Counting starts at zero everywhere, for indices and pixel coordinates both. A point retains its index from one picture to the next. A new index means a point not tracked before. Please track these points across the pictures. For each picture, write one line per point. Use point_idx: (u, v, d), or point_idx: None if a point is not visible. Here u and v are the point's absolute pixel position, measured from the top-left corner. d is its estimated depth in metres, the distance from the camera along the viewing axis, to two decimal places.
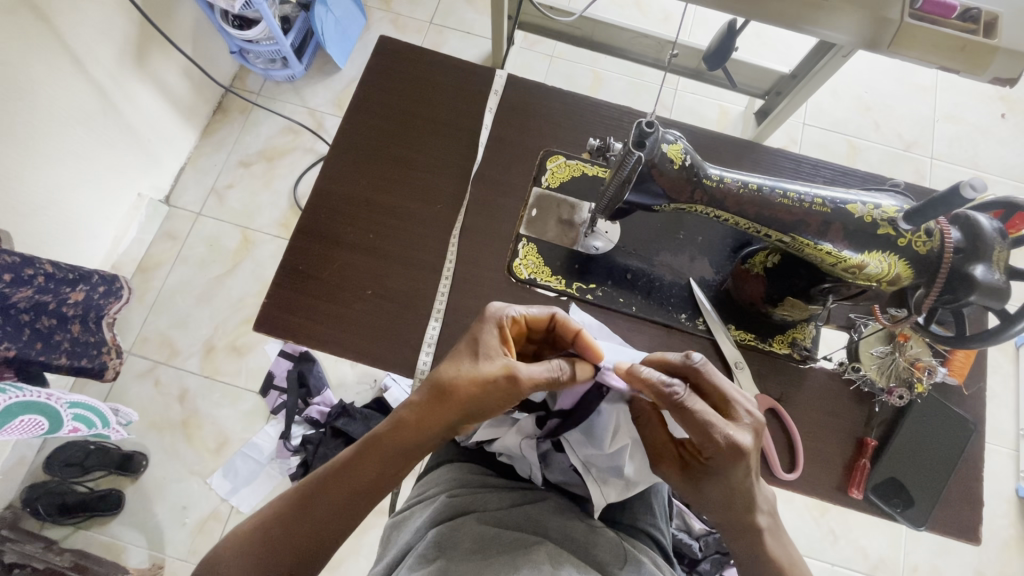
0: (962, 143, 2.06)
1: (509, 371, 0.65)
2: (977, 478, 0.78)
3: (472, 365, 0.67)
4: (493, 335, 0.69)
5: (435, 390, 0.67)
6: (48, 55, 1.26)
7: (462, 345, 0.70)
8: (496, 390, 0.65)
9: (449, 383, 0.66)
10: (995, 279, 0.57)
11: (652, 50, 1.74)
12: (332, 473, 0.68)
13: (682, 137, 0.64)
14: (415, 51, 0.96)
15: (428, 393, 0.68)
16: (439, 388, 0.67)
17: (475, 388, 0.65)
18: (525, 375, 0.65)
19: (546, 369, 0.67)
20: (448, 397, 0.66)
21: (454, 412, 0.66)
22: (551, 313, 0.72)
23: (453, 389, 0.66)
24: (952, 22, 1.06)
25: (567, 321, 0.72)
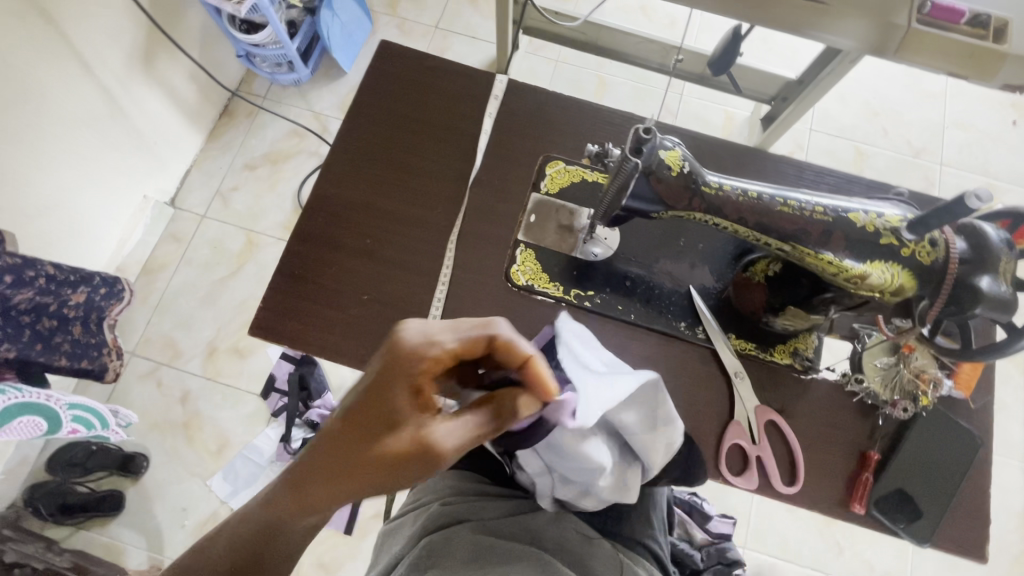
0: (973, 150, 2.03)
1: (422, 442, 0.52)
2: (985, 494, 0.76)
3: (382, 438, 0.53)
4: (410, 394, 0.54)
5: (343, 456, 0.54)
6: (55, 59, 1.27)
7: (373, 399, 0.54)
8: (411, 457, 0.53)
9: (365, 454, 0.53)
10: (1002, 291, 0.56)
11: (657, 56, 1.73)
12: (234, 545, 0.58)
13: (681, 145, 0.64)
14: (416, 55, 0.96)
15: (335, 453, 0.54)
16: (353, 455, 0.54)
17: (386, 467, 0.53)
18: (445, 449, 0.52)
19: (466, 428, 0.54)
20: (355, 472, 0.53)
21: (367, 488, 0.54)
22: (489, 334, 0.57)
23: (360, 464, 0.53)
24: (961, 28, 1.04)
25: (512, 346, 0.57)
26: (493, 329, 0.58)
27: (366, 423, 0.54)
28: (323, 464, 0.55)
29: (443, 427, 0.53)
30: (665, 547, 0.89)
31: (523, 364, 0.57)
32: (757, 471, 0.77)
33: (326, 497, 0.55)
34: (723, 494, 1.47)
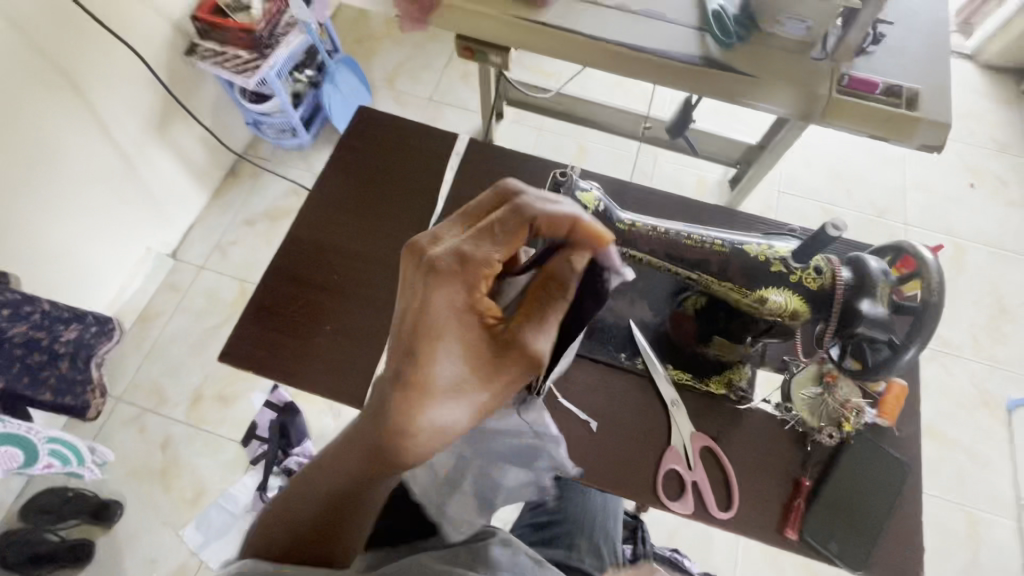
0: (934, 211, 2.15)
1: (515, 348, 0.55)
2: (917, 524, 0.79)
3: (464, 355, 0.55)
4: (476, 305, 0.55)
5: (421, 393, 0.55)
6: (78, 123, 1.42)
7: (434, 321, 0.55)
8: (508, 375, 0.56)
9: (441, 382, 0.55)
10: (880, 313, 0.63)
11: (628, 124, 1.89)
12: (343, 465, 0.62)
13: (596, 186, 0.72)
14: (392, 119, 1.09)
15: (410, 393, 0.55)
16: (430, 386, 0.55)
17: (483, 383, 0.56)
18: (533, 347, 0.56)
19: (546, 324, 0.57)
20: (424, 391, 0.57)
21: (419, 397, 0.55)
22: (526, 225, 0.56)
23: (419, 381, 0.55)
24: (877, 97, 1.18)
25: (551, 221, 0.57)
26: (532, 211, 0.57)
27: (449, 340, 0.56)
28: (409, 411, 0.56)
29: (523, 325, 0.56)
30: None
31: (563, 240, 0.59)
32: (694, 495, 0.81)
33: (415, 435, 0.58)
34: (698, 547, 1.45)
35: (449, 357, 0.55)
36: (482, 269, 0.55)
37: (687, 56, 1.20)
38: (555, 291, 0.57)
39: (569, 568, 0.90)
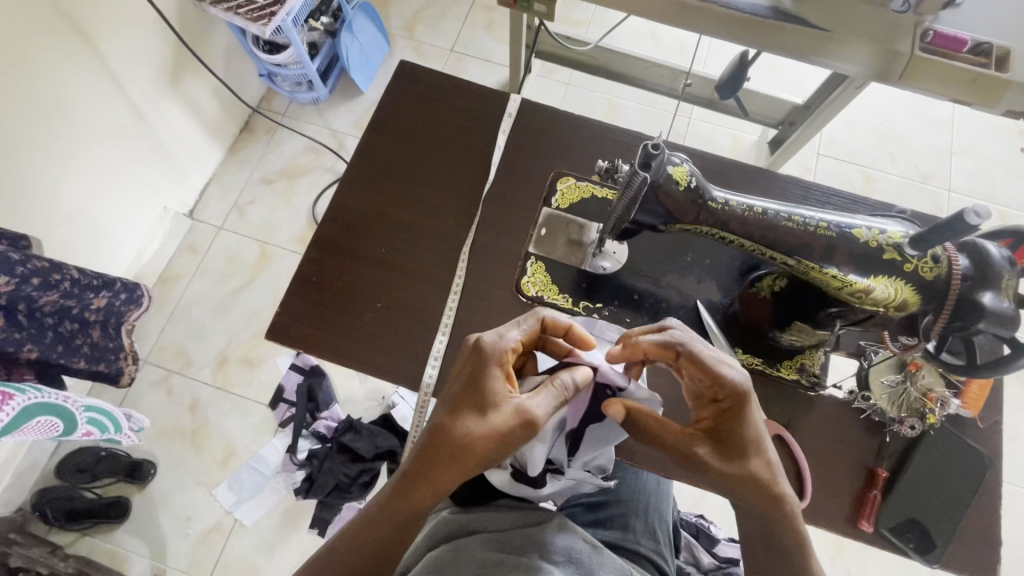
0: (981, 176, 2.00)
1: (523, 414, 0.61)
2: (994, 513, 0.76)
3: (481, 417, 0.61)
4: (496, 377, 0.64)
5: (441, 449, 0.61)
6: (88, 73, 1.33)
7: (461, 386, 0.64)
8: (514, 439, 0.61)
9: (459, 441, 0.61)
10: (1004, 307, 0.59)
11: (667, 80, 1.76)
12: (359, 526, 0.64)
13: (688, 161, 0.69)
14: (433, 76, 1.00)
15: (431, 449, 0.62)
16: (449, 444, 0.61)
17: (491, 443, 0.61)
18: (539, 416, 0.62)
19: (554, 395, 0.64)
20: (457, 457, 0.61)
21: (452, 455, 0.61)
22: (541, 321, 0.69)
23: (450, 435, 0.61)
24: (963, 56, 1.03)
25: (558, 321, 0.71)
26: (543, 314, 0.71)
27: (468, 406, 0.62)
28: (428, 466, 0.62)
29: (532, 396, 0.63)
30: (672, 567, 0.90)
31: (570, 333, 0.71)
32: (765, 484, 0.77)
33: (430, 489, 0.62)
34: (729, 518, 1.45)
35: (473, 418, 0.62)
36: (502, 346, 0.65)
37: (753, 6, 1.06)
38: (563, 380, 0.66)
39: (624, 550, 0.88)
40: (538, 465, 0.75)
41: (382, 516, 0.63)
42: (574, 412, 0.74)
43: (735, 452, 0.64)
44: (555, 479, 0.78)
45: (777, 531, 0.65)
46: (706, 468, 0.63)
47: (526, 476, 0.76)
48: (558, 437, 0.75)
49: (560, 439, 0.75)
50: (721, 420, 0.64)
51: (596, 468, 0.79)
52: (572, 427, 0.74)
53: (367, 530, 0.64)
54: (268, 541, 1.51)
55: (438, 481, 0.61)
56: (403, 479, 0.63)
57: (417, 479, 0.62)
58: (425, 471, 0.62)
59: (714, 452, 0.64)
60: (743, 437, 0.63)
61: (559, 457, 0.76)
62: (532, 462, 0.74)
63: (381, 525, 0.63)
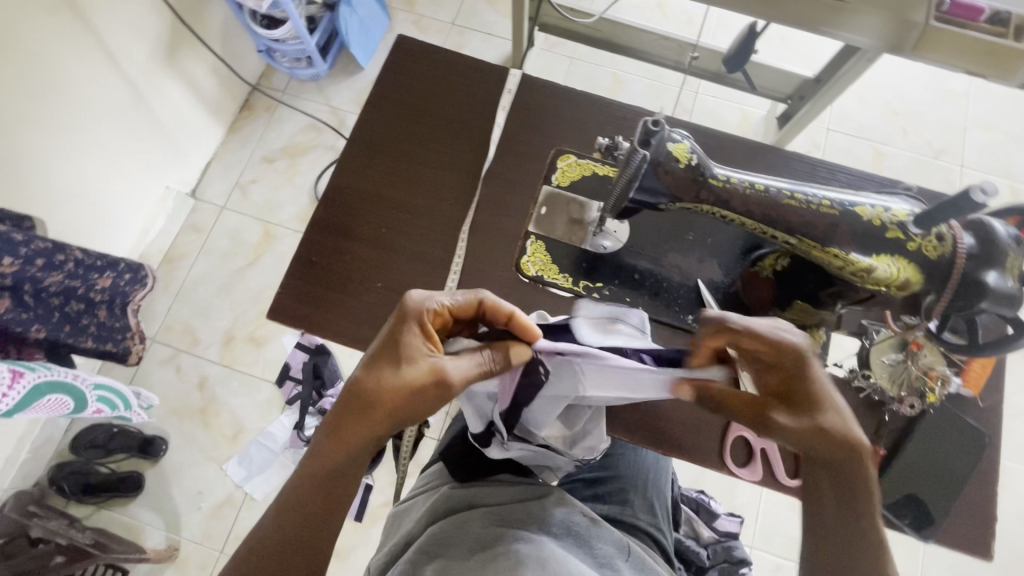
0: (994, 151, 1.95)
1: (435, 372, 0.62)
2: (991, 490, 0.77)
3: (396, 372, 0.63)
4: (415, 335, 0.64)
5: (353, 403, 0.63)
6: (85, 51, 1.31)
7: (381, 343, 0.65)
8: (429, 396, 0.62)
9: (373, 392, 0.63)
10: (1007, 286, 0.60)
11: (673, 53, 1.72)
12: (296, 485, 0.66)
13: (688, 137, 0.68)
14: (432, 51, 0.98)
15: (348, 401, 0.64)
16: (362, 397, 0.63)
17: (400, 397, 0.62)
18: (453, 378, 0.62)
19: (475, 363, 0.63)
20: (371, 411, 0.63)
21: (366, 411, 0.63)
22: (476, 299, 0.66)
23: (365, 391, 0.63)
24: (980, 26, 0.97)
25: (497, 303, 0.65)
26: (482, 293, 0.67)
27: (382, 361, 0.64)
28: (344, 418, 0.64)
29: (450, 359, 0.63)
30: (671, 540, 0.92)
31: (510, 317, 0.65)
32: (762, 464, 0.81)
33: (343, 442, 0.64)
34: (731, 493, 1.47)
35: (383, 375, 0.63)
36: (425, 304, 0.65)
37: None
38: (485, 348, 0.64)
39: (623, 524, 0.89)
40: (476, 425, 0.76)
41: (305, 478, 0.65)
42: (505, 389, 0.69)
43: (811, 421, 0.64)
44: (499, 447, 0.77)
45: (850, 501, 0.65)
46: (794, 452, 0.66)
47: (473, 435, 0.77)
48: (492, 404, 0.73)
49: (495, 408, 0.73)
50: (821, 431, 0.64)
51: (585, 449, 0.80)
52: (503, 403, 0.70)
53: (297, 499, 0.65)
54: None
55: (353, 434, 0.64)
56: (323, 431, 0.66)
57: (335, 429, 0.65)
58: (340, 423, 0.64)
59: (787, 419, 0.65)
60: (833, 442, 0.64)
61: (498, 425, 0.74)
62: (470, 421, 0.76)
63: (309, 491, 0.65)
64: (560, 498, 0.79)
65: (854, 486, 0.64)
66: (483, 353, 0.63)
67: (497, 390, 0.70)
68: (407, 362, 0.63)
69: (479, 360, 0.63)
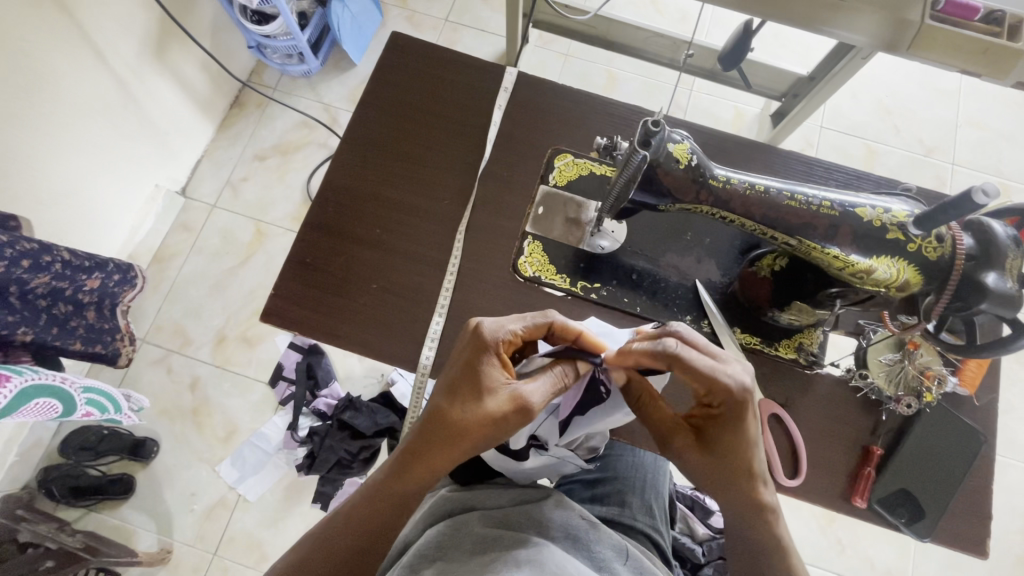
0: (985, 149, 1.97)
1: (517, 399, 0.62)
2: (985, 488, 0.78)
3: (477, 402, 0.63)
4: (492, 364, 0.65)
5: (435, 432, 0.63)
6: (71, 47, 1.29)
7: (457, 372, 0.65)
8: (510, 425, 0.62)
9: (454, 424, 0.62)
10: (1007, 287, 0.59)
11: (668, 50, 1.71)
12: (351, 515, 0.66)
13: (689, 137, 0.68)
14: (427, 48, 0.97)
15: (427, 432, 0.64)
16: (444, 426, 0.63)
17: (484, 426, 0.62)
18: (536, 404, 0.62)
19: (551, 387, 0.64)
20: (452, 439, 0.63)
21: (449, 441, 0.63)
22: (547, 320, 0.69)
23: (447, 422, 0.63)
24: (974, 25, 0.97)
25: (566, 324, 0.69)
26: (551, 317, 0.69)
27: (461, 392, 0.64)
28: (424, 445, 0.64)
29: (529, 383, 0.64)
30: (668, 540, 0.92)
31: (579, 336, 0.69)
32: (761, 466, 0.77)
33: (426, 469, 0.64)
34: None
35: (463, 405, 0.63)
36: (500, 333, 0.66)
37: None
38: (560, 371, 0.65)
39: (620, 525, 0.89)
40: (522, 441, 0.74)
41: (374, 499, 0.66)
42: (567, 403, 0.72)
43: (718, 455, 0.65)
44: (539, 455, 0.78)
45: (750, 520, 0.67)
46: (680, 453, 0.67)
47: (510, 450, 0.75)
48: (547, 418, 0.75)
49: (549, 419, 0.75)
50: (713, 422, 0.65)
51: (586, 449, 0.82)
52: (564, 415, 0.73)
53: (360, 517, 0.66)
54: (271, 515, 1.52)
55: (433, 465, 0.64)
56: (398, 463, 0.66)
57: (411, 461, 0.64)
58: (419, 452, 0.64)
59: (695, 446, 0.66)
60: (727, 442, 0.64)
61: (546, 435, 0.76)
62: (516, 436, 0.74)
63: (376, 507, 0.66)
64: (558, 501, 0.79)
65: (734, 484, 0.66)
66: (557, 374, 0.65)
67: (559, 402, 0.73)
68: (488, 391, 0.63)
69: (557, 382, 0.65)
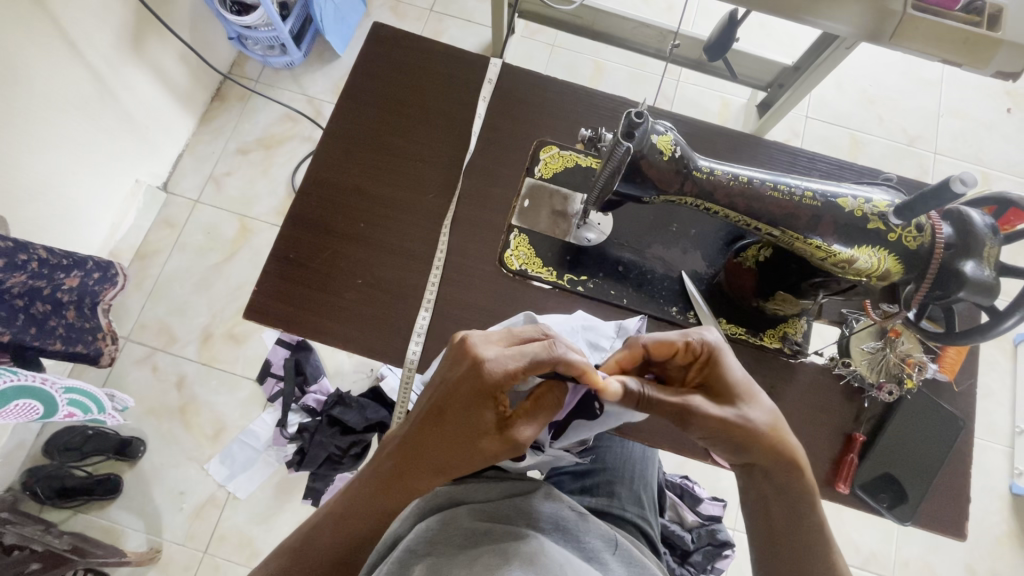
0: (967, 139, 1.99)
1: (512, 444, 0.63)
2: (966, 472, 0.79)
3: (474, 445, 0.63)
4: (489, 406, 0.63)
5: (432, 465, 0.66)
6: (44, 40, 1.25)
7: (456, 414, 0.63)
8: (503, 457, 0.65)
9: (452, 462, 0.64)
10: (984, 276, 0.60)
11: (654, 41, 1.71)
12: (334, 519, 0.70)
13: (673, 129, 0.68)
14: (411, 40, 0.96)
15: (422, 464, 0.66)
16: (441, 462, 0.65)
17: (480, 462, 0.65)
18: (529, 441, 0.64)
19: (543, 420, 0.64)
20: (448, 471, 0.66)
21: (446, 471, 0.66)
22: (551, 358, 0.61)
23: (445, 459, 0.65)
24: (955, 15, 0.98)
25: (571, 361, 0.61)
26: (556, 351, 0.62)
27: (458, 436, 0.64)
28: (420, 474, 0.67)
29: (523, 423, 0.63)
30: (656, 529, 0.94)
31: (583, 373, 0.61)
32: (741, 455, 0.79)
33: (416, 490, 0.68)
34: (714, 477, 1.50)
35: (461, 450, 0.64)
36: (504, 375, 0.62)
37: None
38: (554, 402, 0.64)
39: (609, 516, 0.91)
40: None
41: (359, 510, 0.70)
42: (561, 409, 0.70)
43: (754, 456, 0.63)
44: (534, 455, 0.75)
45: (777, 485, 0.64)
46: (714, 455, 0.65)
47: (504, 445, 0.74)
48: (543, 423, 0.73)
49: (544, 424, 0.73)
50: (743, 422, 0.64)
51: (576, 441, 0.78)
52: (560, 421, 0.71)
53: (343, 522, 0.70)
54: (261, 513, 1.52)
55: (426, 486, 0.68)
56: (388, 484, 0.68)
57: (403, 484, 0.67)
58: (411, 479, 0.67)
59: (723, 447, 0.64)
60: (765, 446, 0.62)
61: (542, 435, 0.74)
62: None
63: (361, 514, 0.70)
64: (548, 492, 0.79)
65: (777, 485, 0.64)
66: (550, 403, 0.64)
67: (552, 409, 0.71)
68: (486, 436, 0.63)
69: (549, 418, 0.64)
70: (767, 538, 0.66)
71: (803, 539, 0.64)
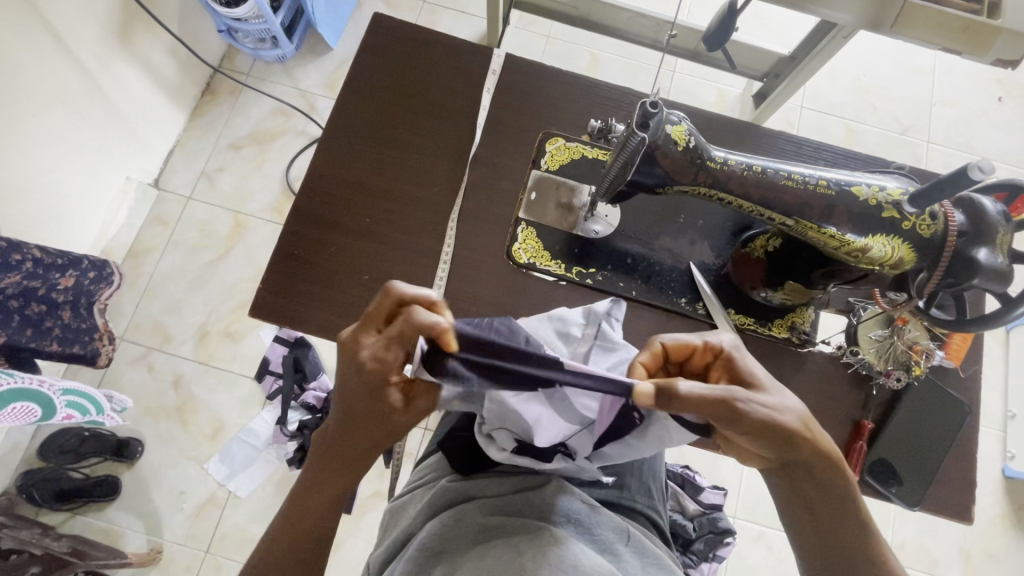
0: (959, 127, 2.01)
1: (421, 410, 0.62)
2: (971, 457, 0.80)
3: (387, 421, 0.62)
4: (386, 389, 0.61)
5: (359, 453, 0.64)
6: (30, 34, 1.22)
7: (358, 406, 0.62)
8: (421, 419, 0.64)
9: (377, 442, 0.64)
10: (998, 263, 0.61)
11: (650, 31, 1.70)
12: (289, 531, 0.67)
13: (686, 119, 0.67)
14: (412, 31, 0.94)
15: (349, 457, 0.65)
16: (366, 446, 0.64)
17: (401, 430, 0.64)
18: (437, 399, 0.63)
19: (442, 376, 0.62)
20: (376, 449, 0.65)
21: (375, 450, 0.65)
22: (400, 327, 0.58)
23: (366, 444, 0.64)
24: (955, 2, 0.97)
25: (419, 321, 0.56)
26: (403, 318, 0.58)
27: (368, 420, 0.62)
28: (350, 465, 0.65)
29: (420, 389, 0.61)
30: (665, 520, 0.95)
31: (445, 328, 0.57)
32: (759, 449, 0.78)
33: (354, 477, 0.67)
34: (714, 466, 1.52)
35: (378, 429, 0.63)
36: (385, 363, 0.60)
37: None
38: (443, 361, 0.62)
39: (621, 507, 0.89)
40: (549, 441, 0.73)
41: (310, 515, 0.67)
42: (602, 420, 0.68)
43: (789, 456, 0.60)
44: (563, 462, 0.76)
45: (818, 484, 0.61)
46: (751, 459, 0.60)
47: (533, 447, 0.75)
48: (581, 433, 0.71)
49: (586, 433, 0.71)
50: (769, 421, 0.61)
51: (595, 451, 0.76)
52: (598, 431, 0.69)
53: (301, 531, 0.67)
54: (263, 511, 1.50)
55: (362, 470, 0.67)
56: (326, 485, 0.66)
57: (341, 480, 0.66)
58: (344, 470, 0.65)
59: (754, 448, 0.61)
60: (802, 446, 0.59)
61: (577, 446, 0.74)
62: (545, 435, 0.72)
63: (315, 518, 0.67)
64: (560, 486, 0.79)
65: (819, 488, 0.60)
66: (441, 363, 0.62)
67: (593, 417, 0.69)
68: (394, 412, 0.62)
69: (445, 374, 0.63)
70: (817, 548, 0.61)
71: (850, 541, 0.61)
